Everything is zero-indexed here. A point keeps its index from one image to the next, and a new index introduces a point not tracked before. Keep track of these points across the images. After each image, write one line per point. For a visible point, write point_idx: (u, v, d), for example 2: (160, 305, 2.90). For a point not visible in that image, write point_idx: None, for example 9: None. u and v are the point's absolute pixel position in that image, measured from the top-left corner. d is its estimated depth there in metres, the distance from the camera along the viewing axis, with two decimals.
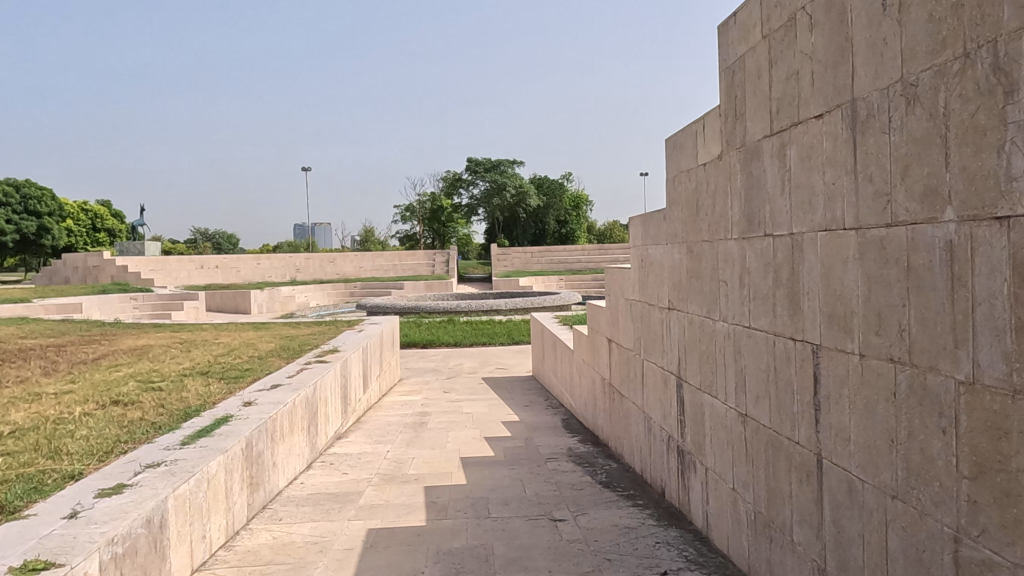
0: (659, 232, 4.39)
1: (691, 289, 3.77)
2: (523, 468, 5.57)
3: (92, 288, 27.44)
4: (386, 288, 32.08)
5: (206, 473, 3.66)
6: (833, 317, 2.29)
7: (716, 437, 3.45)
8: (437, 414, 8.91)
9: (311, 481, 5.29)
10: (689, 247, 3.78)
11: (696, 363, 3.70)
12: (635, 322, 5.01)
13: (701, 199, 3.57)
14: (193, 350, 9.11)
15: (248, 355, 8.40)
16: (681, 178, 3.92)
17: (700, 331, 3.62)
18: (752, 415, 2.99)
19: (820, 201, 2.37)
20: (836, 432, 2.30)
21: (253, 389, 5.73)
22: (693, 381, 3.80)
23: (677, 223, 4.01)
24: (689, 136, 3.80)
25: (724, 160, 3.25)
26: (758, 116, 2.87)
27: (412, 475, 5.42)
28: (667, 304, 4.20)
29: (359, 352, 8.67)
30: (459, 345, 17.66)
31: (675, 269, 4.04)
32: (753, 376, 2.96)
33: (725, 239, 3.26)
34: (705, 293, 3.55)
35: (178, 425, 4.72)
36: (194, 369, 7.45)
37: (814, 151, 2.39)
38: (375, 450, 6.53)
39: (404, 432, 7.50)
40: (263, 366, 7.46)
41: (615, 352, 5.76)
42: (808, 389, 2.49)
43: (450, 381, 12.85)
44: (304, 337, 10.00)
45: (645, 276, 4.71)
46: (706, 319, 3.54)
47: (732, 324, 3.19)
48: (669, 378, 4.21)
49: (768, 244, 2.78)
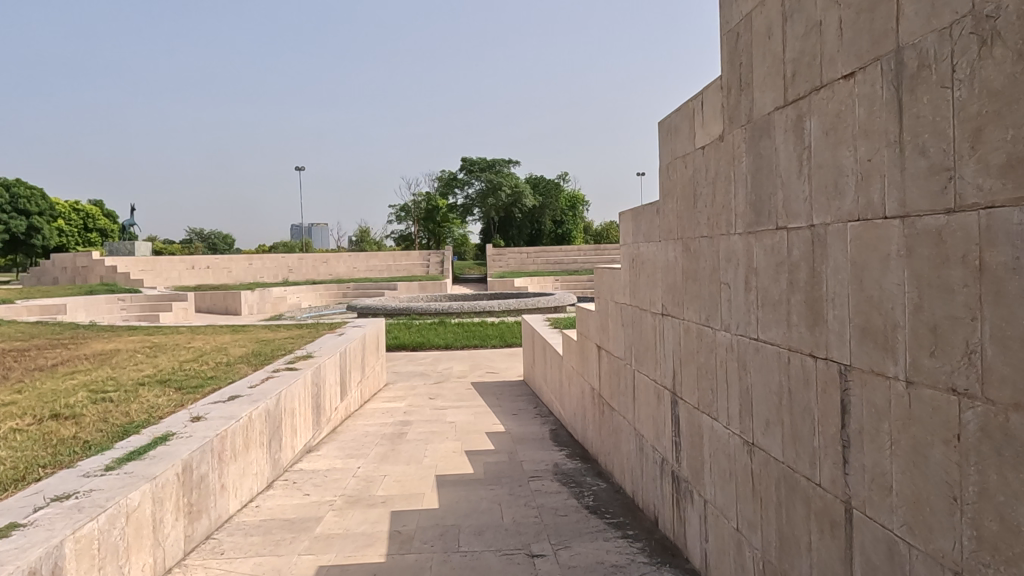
0: (651, 228, 3.89)
1: (687, 292, 3.27)
2: (503, 488, 5.07)
3: (78, 288, 26.86)
4: (379, 288, 31.57)
5: (124, 506, 3.14)
6: (867, 330, 1.80)
7: (716, 466, 2.95)
8: (418, 423, 8.40)
9: (267, 505, 4.77)
10: (685, 244, 3.28)
11: (693, 378, 3.20)
12: (626, 329, 4.51)
13: (699, 189, 3.07)
14: (160, 356, 8.58)
15: (216, 361, 7.88)
16: (675, 164, 3.43)
17: (698, 342, 3.12)
18: (760, 446, 2.50)
19: (849, 183, 1.87)
20: (872, 476, 1.80)
21: (206, 402, 5.22)
22: (689, 398, 3.30)
23: (670, 216, 3.52)
24: (684, 117, 3.30)
25: (726, 141, 2.75)
26: (768, 84, 2.37)
27: (380, 498, 4.91)
28: (660, 309, 3.71)
29: (335, 359, 8.16)
30: (450, 347, 17.16)
31: (669, 270, 3.54)
32: (761, 398, 2.47)
33: (727, 234, 2.77)
34: (703, 299, 3.06)
35: (112, 443, 4.20)
36: (154, 377, 6.93)
37: (842, 120, 1.89)
38: (346, 466, 6.02)
39: (380, 445, 6.99)
40: (228, 374, 6.93)
41: (605, 361, 5.27)
42: (832, 421, 1.99)
43: (437, 386, 12.35)
44: (281, 342, 9.49)
45: (636, 276, 4.22)
46: (704, 328, 3.05)
47: (736, 335, 2.69)
48: (662, 394, 3.71)
49: (780, 239, 2.28)
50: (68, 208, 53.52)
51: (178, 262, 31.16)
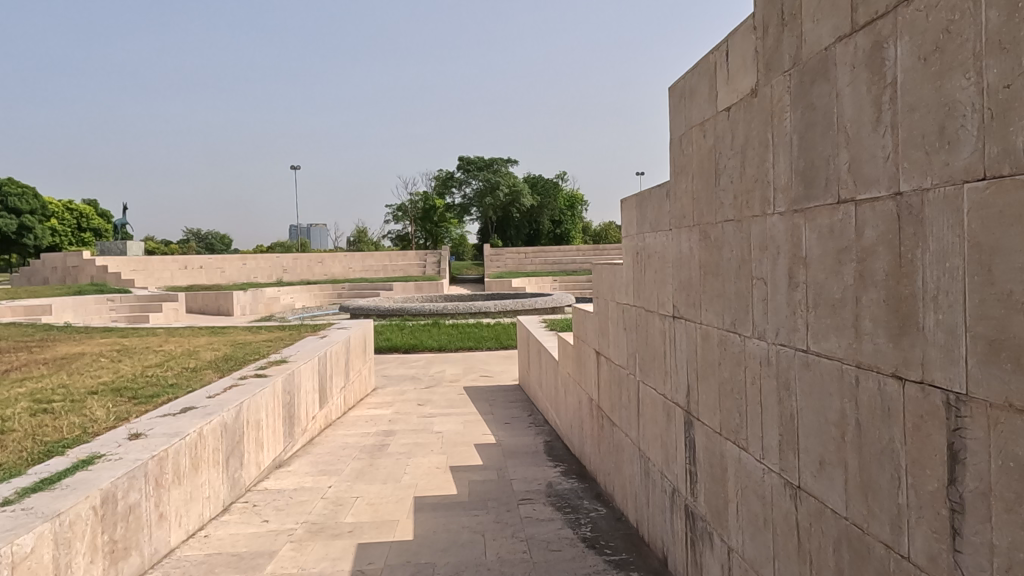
0: (659, 213, 3.29)
1: (705, 291, 2.67)
2: (489, 514, 4.46)
3: (65, 289, 26.22)
4: (374, 289, 30.95)
5: (8, 555, 2.52)
6: (1002, 344, 1.21)
7: (744, 508, 2.35)
8: (403, 433, 7.79)
9: (217, 536, 4.16)
10: (703, 231, 2.69)
11: (713, 395, 2.61)
12: (628, 333, 3.92)
13: (723, 161, 2.47)
14: (124, 360, 7.96)
15: (183, 367, 7.26)
16: (689, 135, 2.83)
17: (719, 352, 2.52)
18: (810, 492, 1.90)
19: (968, 127, 1.28)
20: (1008, 563, 1.21)
21: (152, 416, 4.60)
22: (707, 420, 2.70)
23: (684, 198, 2.92)
24: (702, 74, 2.69)
25: (762, 96, 2.15)
26: (824, 10, 1.77)
27: (347, 526, 4.30)
28: (670, 311, 3.11)
29: (312, 363, 7.55)
30: (444, 349, 16.54)
31: (682, 264, 2.94)
32: (812, 429, 1.87)
33: (760, 216, 2.17)
34: (727, 299, 2.45)
35: (27, 466, 3.58)
36: (108, 385, 6.30)
37: (954, 35, 1.30)
38: (315, 486, 5.41)
39: (357, 460, 6.38)
40: (190, 382, 6.32)
41: (604, 369, 4.67)
42: (932, 472, 1.40)
43: (428, 392, 11.74)
44: (257, 345, 8.87)
45: (641, 272, 3.62)
46: (728, 335, 2.45)
47: (774, 344, 2.09)
48: (673, 411, 3.12)
49: (844, 217, 1.69)
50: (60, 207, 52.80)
51: (169, 262, 30.52)
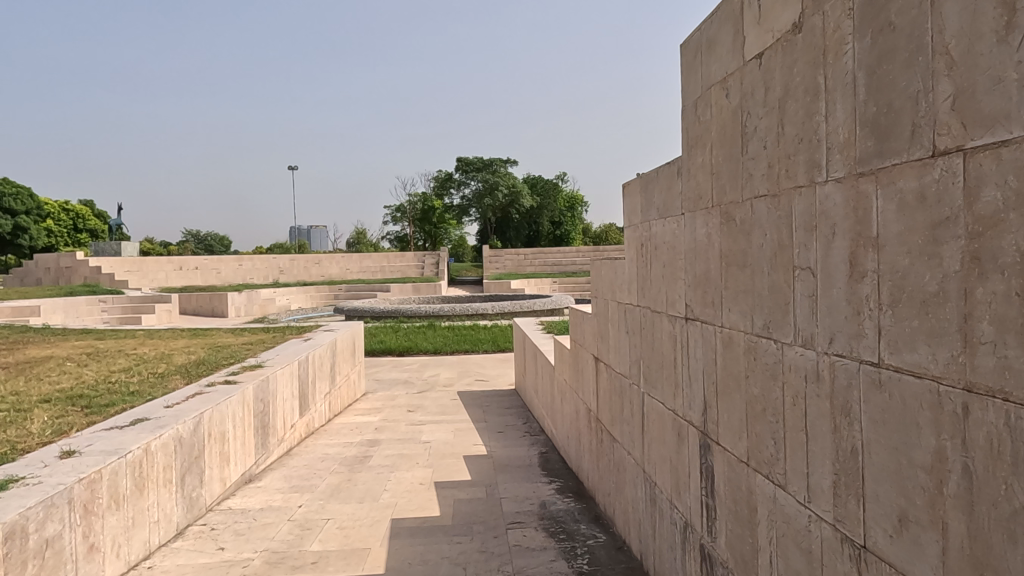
0: (668, 197, 2.79)
1: (727, 286, 2.17)
2: (473, 542, 3.94)
3: (55, 290, 25.73)
4: (371, 290, 30.41)
5: None
6: None
7: (780, 563, 1.85)
8: (388, 443, 7.28)
9: (161, 569, 3.65)
10: (725, 213, 2.18)
11: (738, 415, 2.11)
12: (630, 336, 3.43)
13: (752, 122, 1.97)
14: (91, 365, 7.45)
15: (150, 372, 6.75)
16: (707, 96, 2.33)
17: (748, 362, 2.02)
18: (881, 557, 1.40)
19: None
20: None
21: (96, 429, 4.09)
22: (729, 446, 2.20)
23: (699, 176, 2.41)
24: (724, 20, 2.19)
25: (808, 31, 1.65)
26: None
27: (312, 556, 3.80)
28: (682, 312, 2.61)
29: (290, 368, 7.05)
30: (439, 352, 16.01)
31: (697, 254, 2.44)
32: (886, 473, 1.37)
33: (807, 186, 1.66)
34: (757, 295, 1.95)
35: None
36: (64, 392, 5.79)
37: None
38: (284, 505, 4.89)
39: (335, 474, 5.86)
40: (154, 389, 5.81)
41: (603, 377, 4.18)
42: None
43: (420, 397, 11.22)
44: (236, 349, 8.37)
45: (646, 267, 3.12)
46: (759, 341, 1.95)
47: (825, 354, 1.59)
48: (686, 431, 2.62)
49: (946, 176, 1.18)
50: (56, 207, 52.21)
51: (163, 262, 29.97)
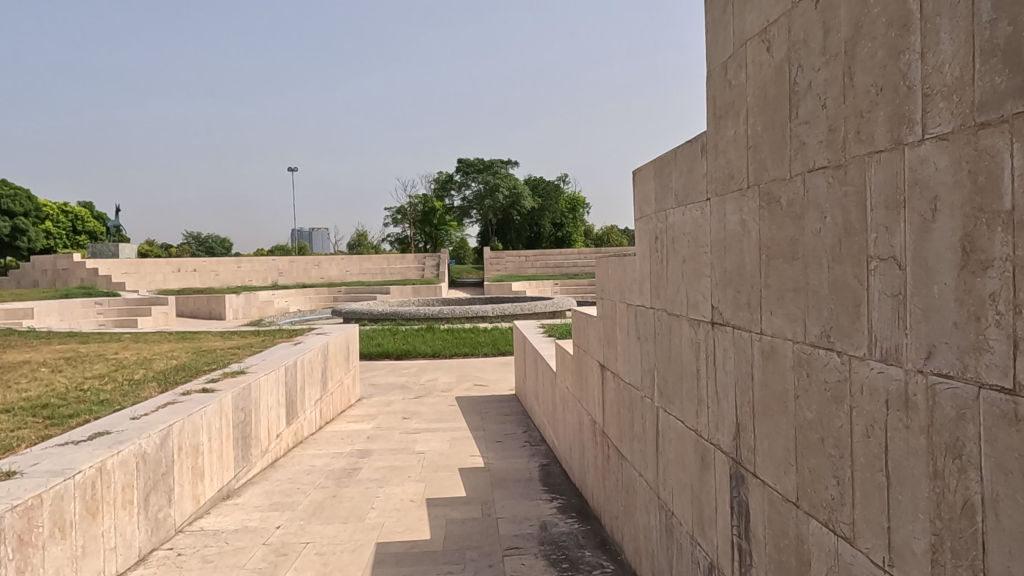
0: (690, 181, 2.39)
1: (767, 284, 1.77)
2: (465, 571, 3.54)
3: (50, 292, 25.35)
4: (371, 292, 29.99)
5: None
6: None
7: None
8: (380, 453, 6.88)
9: None
10: (765, 195, 1.79)
11: (784, 443, 1.71)
12: (642, 343, 3.02)
13: (805, 77, 1.58)
14: (66, 370, 7.04)
15: (126, 378, 6.34)
16: (740, 55, 1.94)
17: (798, 379, 1.63)
18: None
19: None
20: None
21: (47, 445, 3.69)
22: (770, 480, 1.80)
23: (730, 152, 2.02)
24: None
25: None
26: None
27: None
28: (707, 315, 2.21)
29: (275, 374, 6.64)
30: (438, 356, 15.59)
31: (726, 247, 2.05)
32: None
33: (890, 151, 1.27)
34: (811, 295, 1.56)
35: None
36: (28, 400, 5.38)
37: None
38: (261, 526, 4.48)
39: (320, 489, 5.44)
40: (126, 397, 5.41)
41: (610, 387, 3.78)
42: None
43: (416, 403, 10.79)
44: (222, 353, 7.97)
45: (662, 263, 2.72)
46: (814, 352, 1.56)
47: (920, 373, 1.19)
48: (711, 456, 2.23)
49: None
50: (55, 208, 51.82)
51: (161, 264, 29.55)
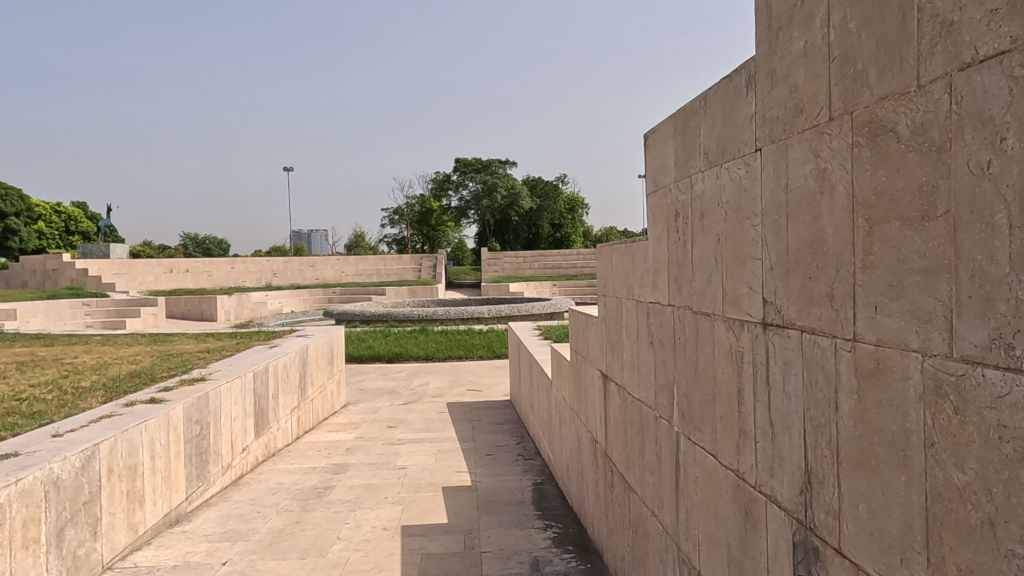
0: (727, 130, 1.76)
1: (871, 264, 1.14)
2: None
3: (36, 293, 24.69)
4: (366, 293, 29.30)
5: None
6: None
7: None
8: (358, 468, 6.23)
9: None
10: (864, 127, 1.16)
11: (905, 513, 1.07)
12: (658, 352, 2.38)
13: None
14: (12, 376, 6.38)
15: (72, 386, 5.69)
16: None
17: (933, 416, 1.00)
18: None
19: None
20: None
21: None
22: (870, 567, 1.17)
23: (796, 75, 1.39)
24: None
25: None
26: None
27: None
28: (756, 315, 1.58)
29: (241, 382, 5.98)
30: (431, 359, 14.91)
31: (791, 217, 1.41)
32: None
33: None
34: (969, 278, 0.92)
35: None
36: None
37: None
38: (204, 563, 3.83)
39: (282, 513, 4.78)
40: (63, 408, 4.75)
41: (614, 403, 3.14)
42: None
43: (405, 410, 10.12)
44: (188, 357, 7.31)
45: (685, 246, 2.08)
46: (972, 373, 0.93)
47: None
48: (761, 511, 1.60)
49: None
50: (49, 208, 51.03)
51: (153, 265, 28.84)
